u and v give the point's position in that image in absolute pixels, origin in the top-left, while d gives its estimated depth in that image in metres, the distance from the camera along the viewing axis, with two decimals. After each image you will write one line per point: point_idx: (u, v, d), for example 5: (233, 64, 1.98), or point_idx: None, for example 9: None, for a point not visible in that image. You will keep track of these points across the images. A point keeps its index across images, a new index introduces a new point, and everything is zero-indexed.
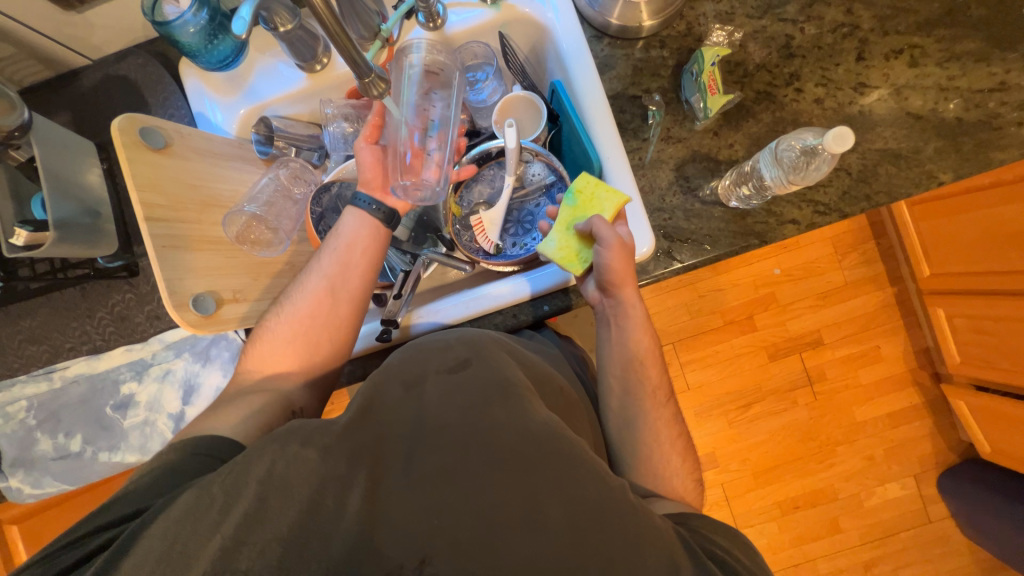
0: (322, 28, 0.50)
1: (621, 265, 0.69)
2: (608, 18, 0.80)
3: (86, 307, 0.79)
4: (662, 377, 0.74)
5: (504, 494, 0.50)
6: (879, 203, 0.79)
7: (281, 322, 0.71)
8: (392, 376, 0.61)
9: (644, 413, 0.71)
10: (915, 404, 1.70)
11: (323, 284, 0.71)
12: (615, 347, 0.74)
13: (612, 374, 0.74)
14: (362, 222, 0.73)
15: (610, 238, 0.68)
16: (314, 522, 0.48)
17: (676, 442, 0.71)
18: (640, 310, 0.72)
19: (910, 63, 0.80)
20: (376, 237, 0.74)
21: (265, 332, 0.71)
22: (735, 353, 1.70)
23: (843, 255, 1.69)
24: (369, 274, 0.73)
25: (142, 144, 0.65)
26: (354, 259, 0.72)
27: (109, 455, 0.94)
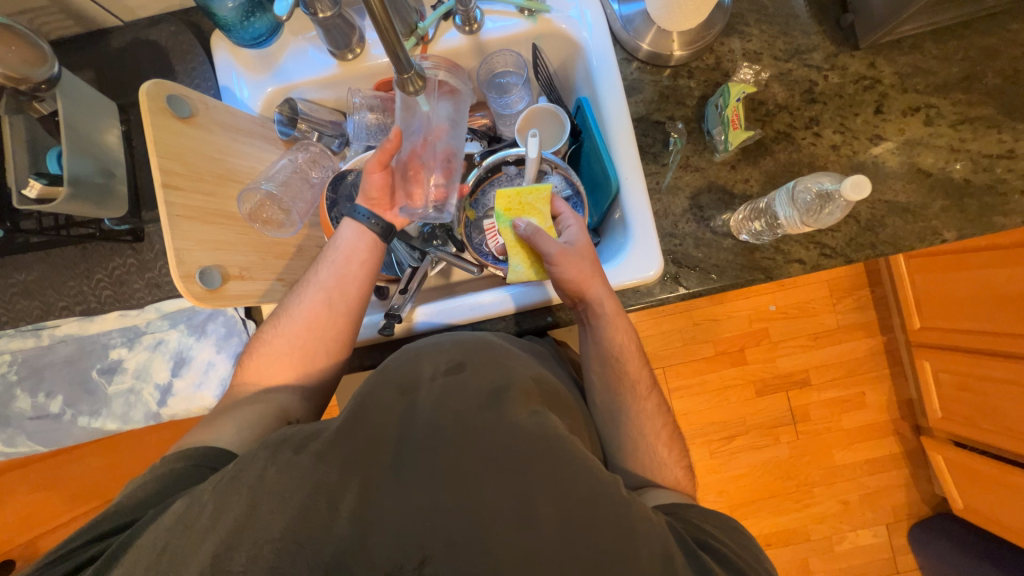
0: (371, 22, 0.48)
1: (574, 271, 0.71)
2: (640, 43, 0.82)
3: (86, 267, 0.78)
4: (643, 371, 0.74)
5: (503, 502, 0.49)
6: (883, 252, 0.81)
7: (278, 335, 0.69)
8: (389, 380, 0.61)
9: (623, 406, 0.72)
10: (894, 453, 1.72)
11: (319, 293, 0.70)
12: (592, 343, 0.74)
13: (592, 368, 0.76)
14: (357, 233, 0.74)
15: (553, 251, 0.71)
16: (310, 513, 0.48)
17: (660, 433, 0.71)
18: (610, 306, 0.72)
19: (925, 121, 0.82)
20: (372, 247, 0.74)
21: (259, 347, 0.70)
22: (724, 384, 1.72)
23: (838, 299, 1.72)
24: (364, 287, 0.73)
25: (169, 112, 0.65)
26: (349, 268, 0.72)
27: (88, 420, 0.89)
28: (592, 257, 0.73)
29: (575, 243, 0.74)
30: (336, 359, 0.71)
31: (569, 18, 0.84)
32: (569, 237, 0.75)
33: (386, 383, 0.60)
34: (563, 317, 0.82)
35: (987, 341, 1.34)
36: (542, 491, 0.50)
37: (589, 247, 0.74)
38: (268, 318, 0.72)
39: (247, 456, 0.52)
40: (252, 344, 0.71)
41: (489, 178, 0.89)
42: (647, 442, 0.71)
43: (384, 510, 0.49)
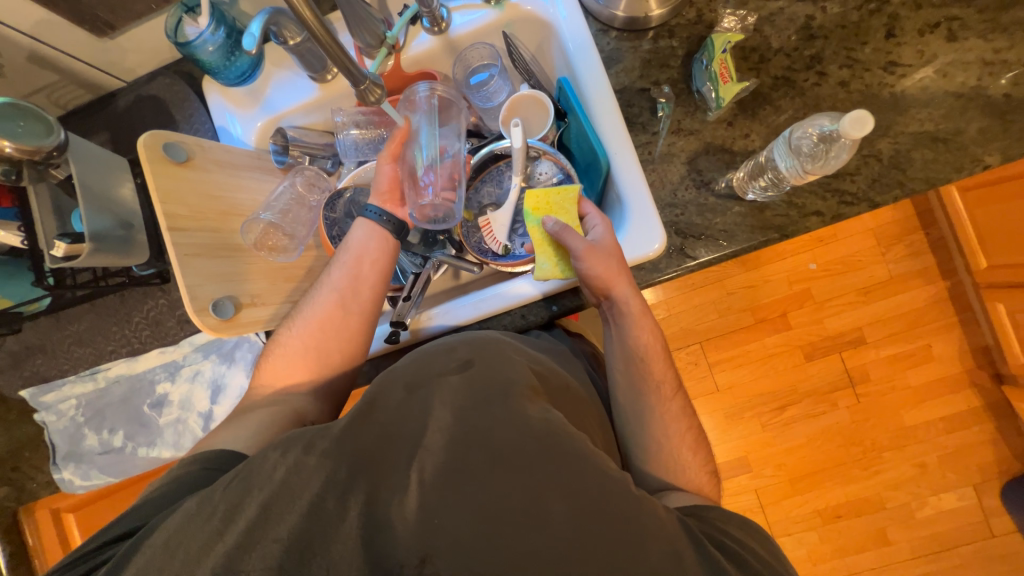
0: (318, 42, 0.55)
1: (602, 267, 0.69)
2: (613, 11, 0.79)
3: (125, 312, 0.87)
4: (667, 371, 0.72)
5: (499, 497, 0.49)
6: (916, 190, 0.73)
7: (296, 335, 0.73)
8: (397, 379, 0.63)
9: (647, 408, 0.70)
10: (973, 407, 1.57)
11: (331, 293, 0.74)
12: (617, 343, 0.73)
13: (615, 369, 0.73)
14: (365, 227, 0.76)
15: (580, 246, 0.69)
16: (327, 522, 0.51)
17: (687, 436, 0.69)
18: (637, 304, 0.70)
19: (948, 37, 0.73)
20: (378, 242, 0.76)
21: (279, 346, 0.74)
22: (768, 352, 1.62)
23: (886, 247, 1.58)
24: (375, 282, 0.75)
25: (166, 159, 0.69)
26: (360, 266, 0.75)
27: (146, 450, 0.96)
28: (619, 255, 0.70)
29: (602, 240, 0.71)
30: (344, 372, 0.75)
31: None
32: (597, 235, 0.71)
33: (378, 388, 0.62)
34: (568, 305, 0.81)
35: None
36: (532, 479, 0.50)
37: (615, 243, 0.71)
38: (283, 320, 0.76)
39: (250, 465, 0.55)
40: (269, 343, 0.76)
41: (480, 174, 0.89)
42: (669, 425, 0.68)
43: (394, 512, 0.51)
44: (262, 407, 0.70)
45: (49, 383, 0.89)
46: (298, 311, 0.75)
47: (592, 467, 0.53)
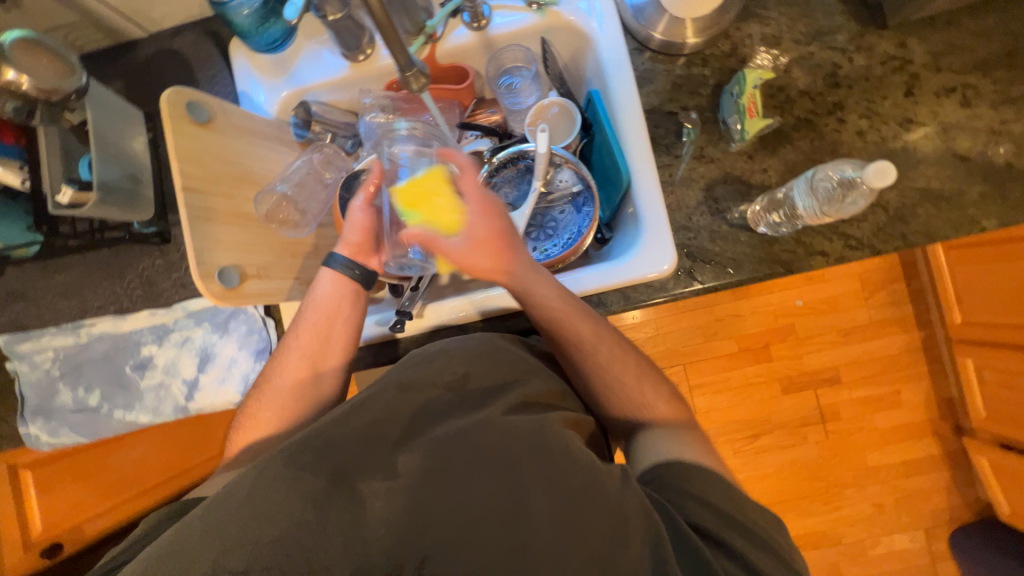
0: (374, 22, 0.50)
1: (481, 260, 0.66)
2: (651, 32, 0.80)
3: (118, 268, 0.84)
4: (611, 344, 0.69)
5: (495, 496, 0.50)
6: (916, 243, 0.76)
7: (263, 407, 0.70)
8: (391, 380, 0.62)
9: (585, 368, 0.69)
10: (933, 454, 1.63)
11: (303, 355, 0.72)
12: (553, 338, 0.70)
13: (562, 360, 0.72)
14: (333, 283, 0.75)
15: (512, 262, 0.67)
16: (321, 506, 0.51)
17: (627, 377, 0.69)
18: (528, 279, 0.67)
19: (962, 103, 0.77)
20: (343, 290, 0.76)
21: (247, 422, 0.70)
22: (748, 381, 1.67)
23: (870, 293, 1.64)
24: (348, 334, 0.75)
25: (187, 117, 0.67)
26: (331, 324, 0.74)
27: (123, 413, 0.89)
28: (506, 236, 0.67)
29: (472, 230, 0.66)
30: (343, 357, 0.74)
31: (579, 9, 0.82)
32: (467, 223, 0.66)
33: (377, 386, 0.62)
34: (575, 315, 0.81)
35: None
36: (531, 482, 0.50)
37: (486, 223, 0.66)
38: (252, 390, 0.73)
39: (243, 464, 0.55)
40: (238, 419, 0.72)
41: (500, 174, 0.89)
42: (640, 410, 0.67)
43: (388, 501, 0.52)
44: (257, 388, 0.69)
45: (28, 332, 0.86)
46: (264, 382, 0.73)
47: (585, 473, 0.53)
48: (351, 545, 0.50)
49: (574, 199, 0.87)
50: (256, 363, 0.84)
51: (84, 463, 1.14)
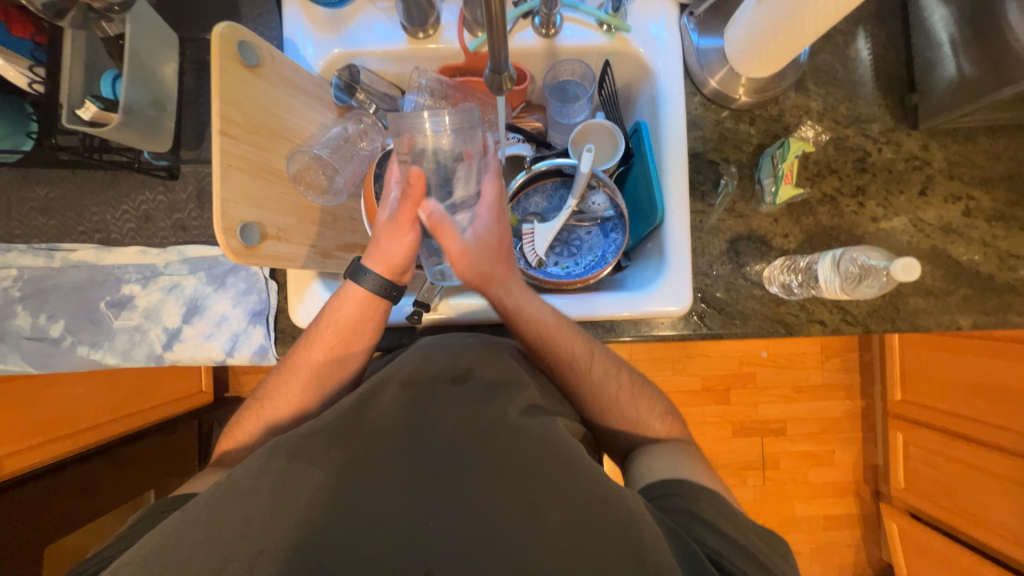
0: (487, 24, 0.47)
1: (476, 271, 0.67)
2: (709, 78, 0.83)
3: (112, 196, 0.77)
4: (616, 373, 0.70)
5: (505, 502, 0.50)
6: (901, 329, 0.83)
7: (256, 423, 0.68)
8: (393, 374, 0.61)
9: (575, 385, 0.70)
10: (852, 513, 1.78)
11: (310, 370, 0.69)
12: (561, 375, 0.70)
13: (576, 399, 0.72)
14: (358, 302, 0.68)
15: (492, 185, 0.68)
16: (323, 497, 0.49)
17: (620, 395, 0.70)
18: (520, 296, 0.70)
19: (963, 211, 0.84)
20: (367, 311, 0.69)
21: (241, 427, 0.69)
22: (705, 420, 1.75)
23: (827, 357, 1.76)
24: (360, 354, 0.71)
25: (235, 56, 0.62)
26: (344, 344, 0.69)
27: (87, 351, 0.81)
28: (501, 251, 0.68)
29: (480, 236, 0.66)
30: (359, 362, 0.71)
31: (647, 41, 0.84)
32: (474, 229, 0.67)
33: (394, 375, 0.61)
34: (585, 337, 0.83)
35: (982, 431, 1.38)
36: (544, 493, 0.50)
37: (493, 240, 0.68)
38: (251, 401, 0.70)
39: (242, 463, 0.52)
40: (233, 427, 0.70)
41: (534, 183, 0.89)
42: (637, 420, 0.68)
43: (397, 487, 0.51)
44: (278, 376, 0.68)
45: None
46: (261, 393, 0.70)
47: (598, 476, 0.51)
48: (351, 528, 0.48)
49: (602, 223, 0.89)
50: (250, 325, 0.78)
51: (44, 389, 1.07)
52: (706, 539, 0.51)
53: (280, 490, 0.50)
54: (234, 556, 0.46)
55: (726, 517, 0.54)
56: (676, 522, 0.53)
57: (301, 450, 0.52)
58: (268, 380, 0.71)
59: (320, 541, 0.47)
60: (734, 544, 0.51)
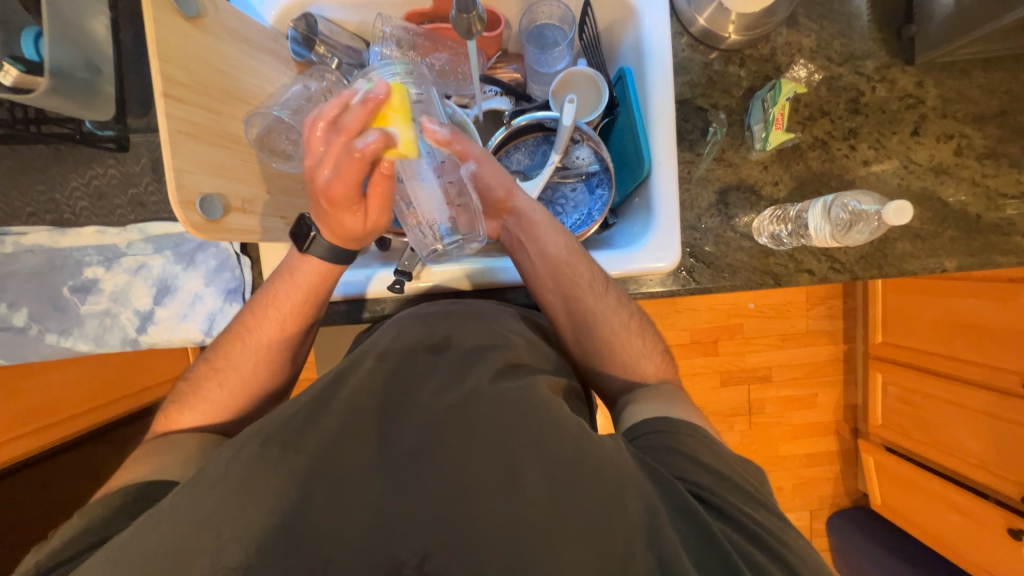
0: None
1: (495, 182, 0.67)
2: (696, 15, 0.77)
3: (58, 172, 0.71)
4: (620, 308, 0.68)
5: (495, 469, 0.49)
6: (888, 274, 0.83)
7: (213, 395, 0.65)
8: (369, 351, 0.60)
9: (587, 310, 0.67)
10: (832, 451, 1.88)
11: (268, 337, 0.67)
12: (564, 304, 0.69)
13: (577, 335, 0.69)
14: (315, 268, 0.66)
15: (478, 150, 0.65)
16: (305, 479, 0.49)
17: (629, 325, 0.68)
18: (539, 216, 0.70)
19: (955, 150, 0.82)
20: (324, 278, 0.67)
21: (198, 397, 0.65)
22: (694, 371, 1.79)
23: (812, 305, 1.79)
24: (313, 321, 0.70)
25: (172, 6, 0.55)
26: (303, 312, 0.68)
27: (57, 339, 0.77)
28: (516, 188, 0.70)
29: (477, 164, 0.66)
30: (310, 325, 0.70)
31: None
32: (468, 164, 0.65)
33: (370, 350, 0.60)
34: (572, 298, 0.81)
35: (958, 368, 1.43)
36: (533, 461, 0.50)
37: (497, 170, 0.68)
38: (202, 363, 0.67)
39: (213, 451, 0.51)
40: (182, 388, 0.66)
41: (515, 139, 0.85)
42: (628, 377, 0.68)
43: (388, 460, 0.50)
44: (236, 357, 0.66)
45: None
46: (212, 355, 0.67)
47: (580, 434, 0.51)
48: (342, 504, 0.48)
49: (587, 178, 0.85)
50: (226, 303, 0.75)
51: (18, 380, 1.01)
52: (688, 473, 0.51)
53: (251, 474, 0.48)
54: (227, 535, 0.45)
55: (709, 451, 0.54)
56: (656, 460, 0.53)
57: (271, 437, 0.51)
58: (220, 347, 0.67)
59: (313, 515, 0.47)
60: (718, 478, 0.51)
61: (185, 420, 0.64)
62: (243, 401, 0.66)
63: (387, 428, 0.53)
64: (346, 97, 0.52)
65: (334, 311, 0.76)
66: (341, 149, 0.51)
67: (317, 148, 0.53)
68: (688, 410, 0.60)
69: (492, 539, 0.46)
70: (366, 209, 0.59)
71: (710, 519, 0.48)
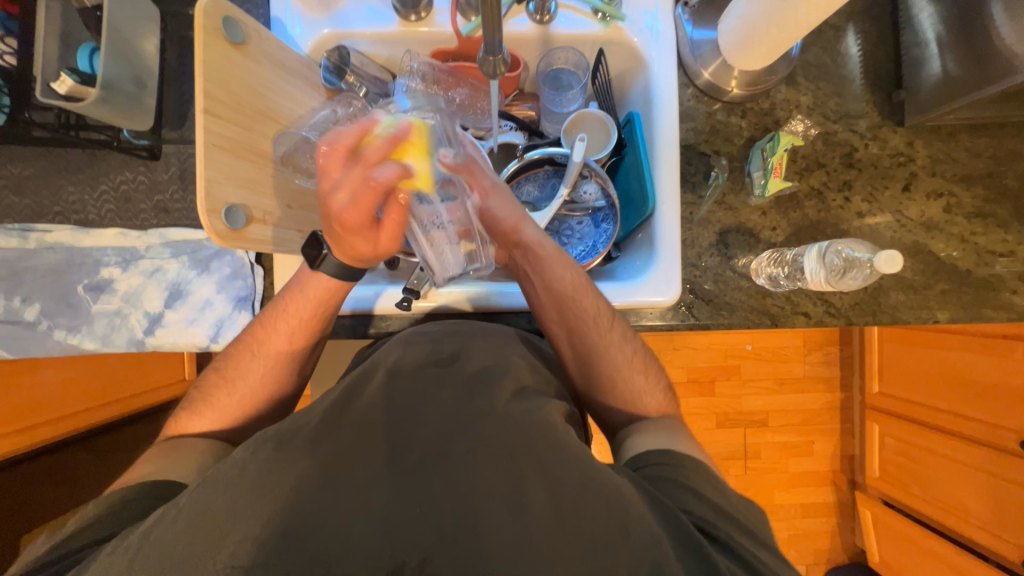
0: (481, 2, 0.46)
1: (506, 213, 0.71)
2: (702, 69, 0.83)
3: (91, 176, 0.75)
4: (623, 345, 0.69)
5: (493, 491, 0.50)
6: (882, 322, 0.85)
7: (220, 404, 0.66)
8: (378, 366, 0.62)
9: (589, 343, 0.69)
10: (829, 502, 1.84)
11: (273, 356, 0.68)
12: (569, 338, 0.71)
13: (581, 369, 0.71)
14: (324, 284, 0.67)
15: (488, 183, 0.70)
16: (303, 490, 0.49)
17: (632, 361, 0.69)
18: (550, 250, 0.72)
19: (944, 208, 0.86)
20: (333, 295, 0.68)
21: (209, 404, 0.66)
22: (691, 411, 1.78)
23: (809, 351, 1.80)
24: (319, 337, 0.72)
25: (221, 33, 0.60)
26: (309, 331, 0.69)
27: (64, 335, 0.78)
28: (527, 221, 0.72)
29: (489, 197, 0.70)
30: (317, 342, 0.71)
31: (642, 31, 0.83)
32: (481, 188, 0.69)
33: (380, 364, 0.62)
34: None
35: (954, 422, 1.43)
36: (532, 486, 0.50)
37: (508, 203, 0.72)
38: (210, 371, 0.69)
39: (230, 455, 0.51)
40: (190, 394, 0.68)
41: (526, 171, 0.89)
42: (626, 408, 0.68)
43: (392, 472, 0.51)
44: (243, 363, 0.68)
45: None
46: (220, 366, 0.68)
47: (582, 458, 0.51)
48: (343, 515, 0.48)
49: (593, 213, 0.89)
50: (235, 311, 0.77)
51: (16, 375, 1.00)
52: (693, 507, 0.51)
53: (258, 477, 0.49)
54: (231, 538, 0.46)
55: (709, 483, 0.54)
56: (660, 491, 0.53)
57: (285, 441, 0.52)
58: (232, 356, 0.69)
59: (315, 522, 0.48)
60: (715, 514, 0.52)
61: (189, 426, 0.64)
62: (244, 409, 0.67)
63: (388, 443, 0.53)
64: (366, 125, 0.55)
65: (340, 325, 0.77)
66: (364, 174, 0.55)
67: (333, 171, 0.55)
68: (689, 442, 0.61)
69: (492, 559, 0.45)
70: (375, 237, 0.61)
71: (714, 552, 0.47)
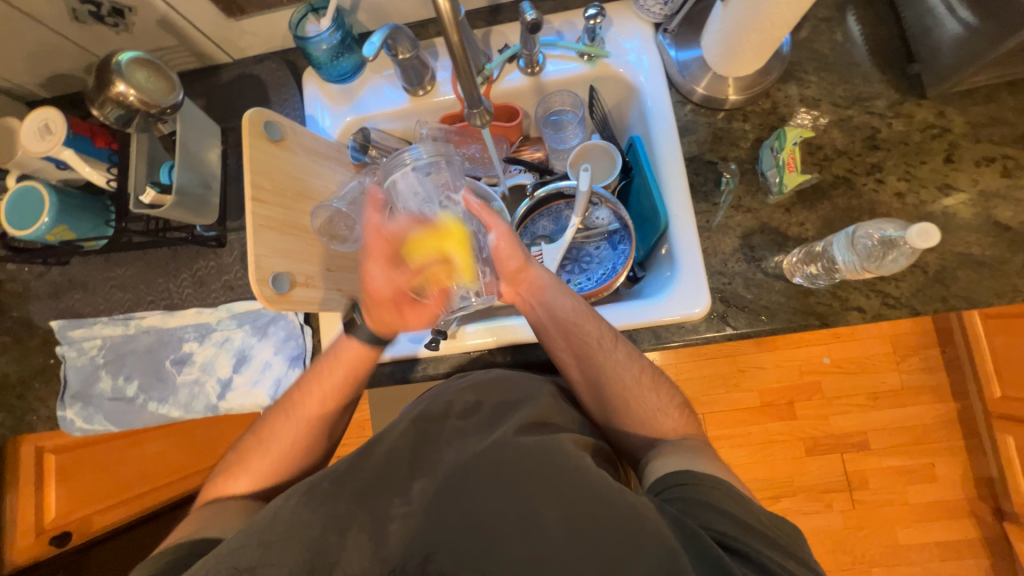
0: (452, 60, 0.55)
1: (506, 257, 0.70)
2: (694, 86, 0.85)
3: (174, 267, 0.90)
4: (630, 366, 0.69)
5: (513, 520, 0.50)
6: (956, 307, 0.75)
7: (264, 464, 0.71)
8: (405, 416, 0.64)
9: (599, 367, 0.69)
10: (971, 538, 1.52)
11: (308, 415, 0.74)
12: (575, 364, 0.70)
13: (590, 394, 0.71)
14: (356, 349, 0.74)
15: (498, 226, 0.68)
16: (338, 527, 0.52)
17: (642, 380, 0.68)
18: (549, 284, 0.72)
19: (1003, 173, 0.78)
20: (364, 359, 0.75)
21: (259, 461, 0.72)
22: (771, 438, 1.61)
23: (901, 357, 1.59)
24: (349, 401, 0.77)
25: (263, 134, 0.73)
26: (340, 394, 0.75)
27: (157, 406, 0.90)
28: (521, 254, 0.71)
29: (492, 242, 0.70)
30: (349, 403, 0.76)
31: (627, 62, 0.88)
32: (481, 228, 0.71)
33: (406, 415, 0.65)
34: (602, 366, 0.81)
35: None
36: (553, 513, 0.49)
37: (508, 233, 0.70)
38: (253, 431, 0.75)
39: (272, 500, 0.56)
40: (240, 449, 0.74)
41: (539, 208, 0.94)
42: (663, 429, 0.65)
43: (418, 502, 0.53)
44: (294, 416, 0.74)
45: (82, 319, 0.91)
46: (262, 425, 0.75)
47: (597, 481, 0.51)
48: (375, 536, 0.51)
49: (610, 236, 0.90)
50: (289, 369, 0.85)
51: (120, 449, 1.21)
52: (711, 522, 0.49)
53: (297, 518, 0.53)
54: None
55: (742, 506, 0.50)
56: (681, 513, 0.51)
57: (323, 480, 0.56)
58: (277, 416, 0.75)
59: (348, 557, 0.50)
60: (746, 526, 0.49)
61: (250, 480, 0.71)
62: (288, 465, 0.72)
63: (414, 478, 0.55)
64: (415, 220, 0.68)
65: (378, 372, 0.82)
66: (396, 253, 0.70)
67: (376, 253, 0.70)
68: (714, 463, 0.58)
69: (510, 575, 0.47)
70: (407, 311, 0.73)
71: (732, 565, 0.45)
